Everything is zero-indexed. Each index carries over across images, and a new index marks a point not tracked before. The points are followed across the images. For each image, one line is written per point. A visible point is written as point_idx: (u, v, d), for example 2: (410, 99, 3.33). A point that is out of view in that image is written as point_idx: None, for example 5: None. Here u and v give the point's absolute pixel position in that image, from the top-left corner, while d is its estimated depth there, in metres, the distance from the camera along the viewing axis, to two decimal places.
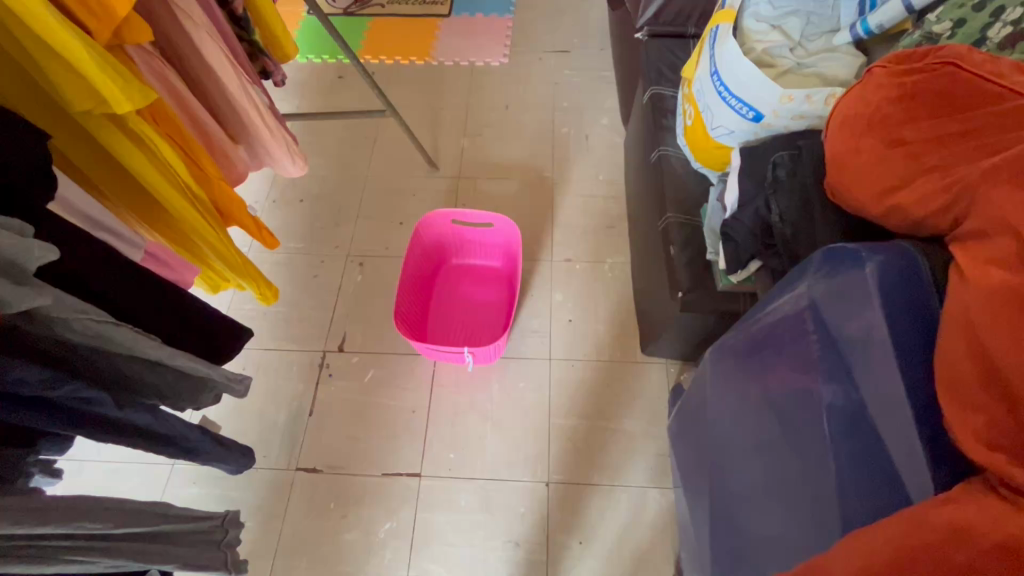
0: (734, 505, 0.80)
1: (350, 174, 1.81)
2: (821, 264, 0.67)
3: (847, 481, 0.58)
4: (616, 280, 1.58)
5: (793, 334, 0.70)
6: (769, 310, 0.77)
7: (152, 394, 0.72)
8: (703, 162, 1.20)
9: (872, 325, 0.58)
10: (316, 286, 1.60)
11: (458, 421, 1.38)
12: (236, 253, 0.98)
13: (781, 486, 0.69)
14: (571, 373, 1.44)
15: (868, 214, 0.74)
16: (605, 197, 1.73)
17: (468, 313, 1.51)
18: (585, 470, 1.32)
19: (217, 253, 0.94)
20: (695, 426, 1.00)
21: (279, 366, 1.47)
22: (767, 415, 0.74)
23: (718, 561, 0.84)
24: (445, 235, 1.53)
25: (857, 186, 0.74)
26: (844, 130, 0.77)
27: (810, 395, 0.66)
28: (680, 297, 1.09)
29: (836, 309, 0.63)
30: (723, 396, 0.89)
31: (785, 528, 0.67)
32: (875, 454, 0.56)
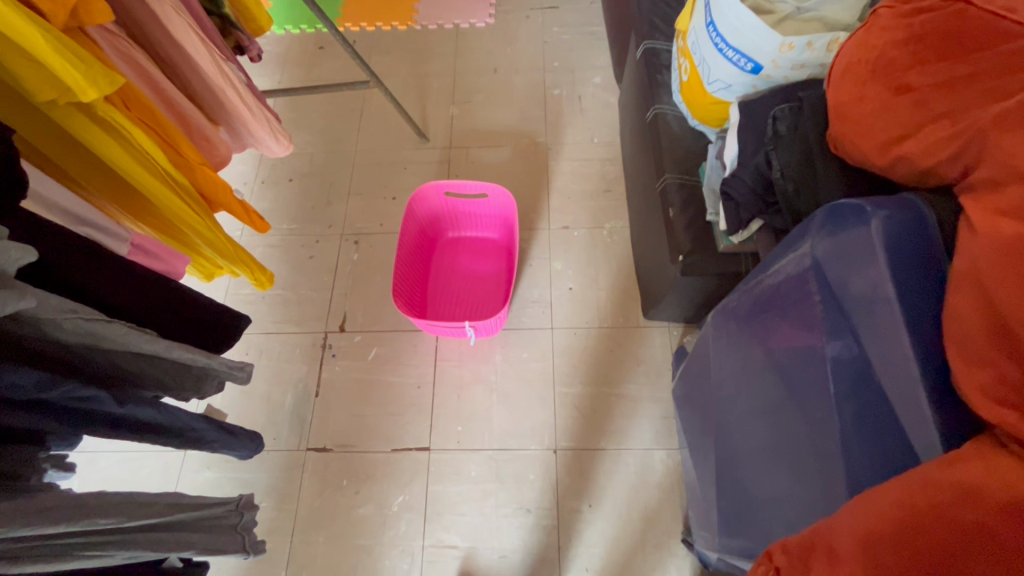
0: (741, 466, 0.80)
1: (338, 150, 1.76)
2: (823, 221, 0.65)
3: (852, 442, 0.58)
4: (616, 246, 1.56)
5: (795, 295, 0.69)
6: (771, 271, 0.76)
7: (153, 384, 0.72)
8: (701, 119, 1.16)
9: (877, 283, 0.56)
10: (313, 267, 1.58)
11: (463, 394, 1.39)
12: (225, 238, 0.96)
13: (787, 448, 0.69)
14: (573, 340, 1.44)
15: (872, 167, 0.72)
16: (601, 161, 1.69)
17: (468, 287, 1.49)
18: (592, 435, 1.34)
19: (207, 241, 0.93)
20: (699, 388, 1.00)
21: (282, 349, 1.48)
22: (771, 378, 0.74)
23: (727, 521, 0.85)
24: (439, 208, 1.50)
25: (862, 138, 0.71)
26: (848, 79, 0.73)
27: (814, 357, 0.65)
28: (681, 261, 1.07)
29: (839, 268, 0.62)
30: (726, 358, 0.88)
31: (791, 488, 0.67)
32: (880, 413, 0.55)
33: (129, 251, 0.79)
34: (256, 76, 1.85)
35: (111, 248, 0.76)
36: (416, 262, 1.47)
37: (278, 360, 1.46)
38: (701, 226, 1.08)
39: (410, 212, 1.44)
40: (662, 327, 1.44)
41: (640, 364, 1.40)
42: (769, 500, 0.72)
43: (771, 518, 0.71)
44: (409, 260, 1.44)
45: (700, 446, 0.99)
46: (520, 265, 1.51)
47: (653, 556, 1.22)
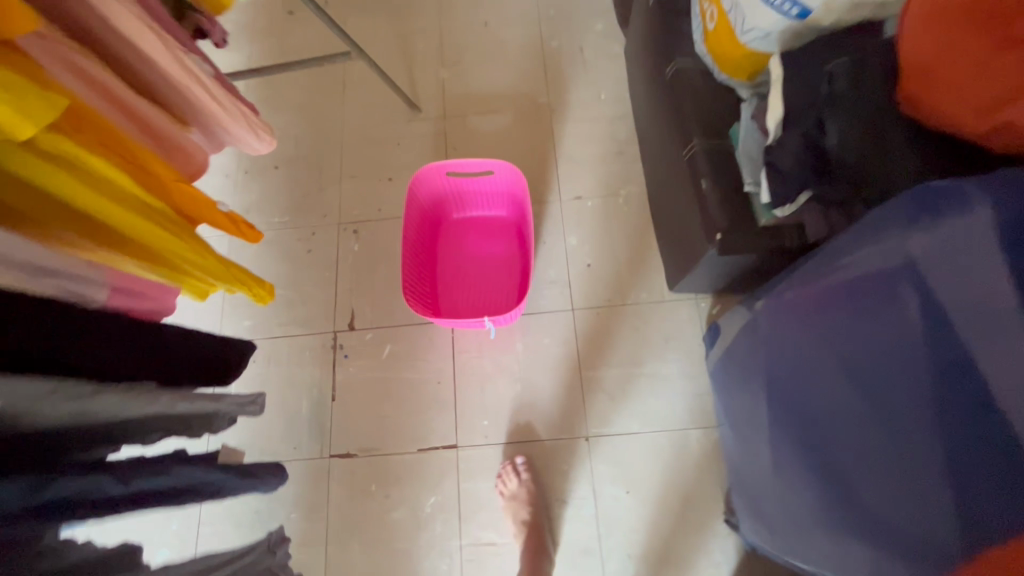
0: (806, 472, 0.74)
1: (324, 129, 1.62)
2: (922, 213, 0.57)
3: (971, 467, 0.52)
4: (634, 214, 1.45)
5: (877, 294, 0.62)
6: (844, 263, 0.68)
7: (159, 429, 0.68)
8: (729, 73, 1.03)
9: (1000, 292, 0.49)
10: (313, 262, 1.49)
11: (486, 386, 1.33)
12: (211, 255, 0.87)
13: (870, 460, 0.63)
14: (596, 321, 1.36)
15: (969, 130, 0.63)
16: (611, 120, 1.55)
17: (481, 274, 1.40)
18: (624, 419, 1.29)
19: (197, 263, 0.84)
20: (742, 372, 0.95)
21: (292, 354, 1.40)
22: (839, 381, 0.67)
23: (794, 523, 0.80)
24: (440, 188, 1.38)
25: (957, 100, 0.61)
26: (930, 30, 0.62)
27: (903, 366, 0.58)
28: (718, 239, 0.97)
29: (948, 270, 0.54)
30: (779, 349, 0.81)
31: (880, 504, 0.62)
32: (1011, 439, 0.49)
33: (109, 296, 0.69)
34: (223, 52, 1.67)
35: (89, 299, 0.65)
36: (420, 249, 1.37)
37: (288, 365, 1.40)
38: (737, 198, 0.97)
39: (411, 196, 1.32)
40: (689, 298, 1.36)
41: (668, 341, 1.33)
42: (837, 505, 0.68)
43: (842, 525, 0.67)
44: (414, 249, 1.34)
45: (744, 431, 0.95)
46: (535, 245, 1.41)
47: (694, 537, 1.20)
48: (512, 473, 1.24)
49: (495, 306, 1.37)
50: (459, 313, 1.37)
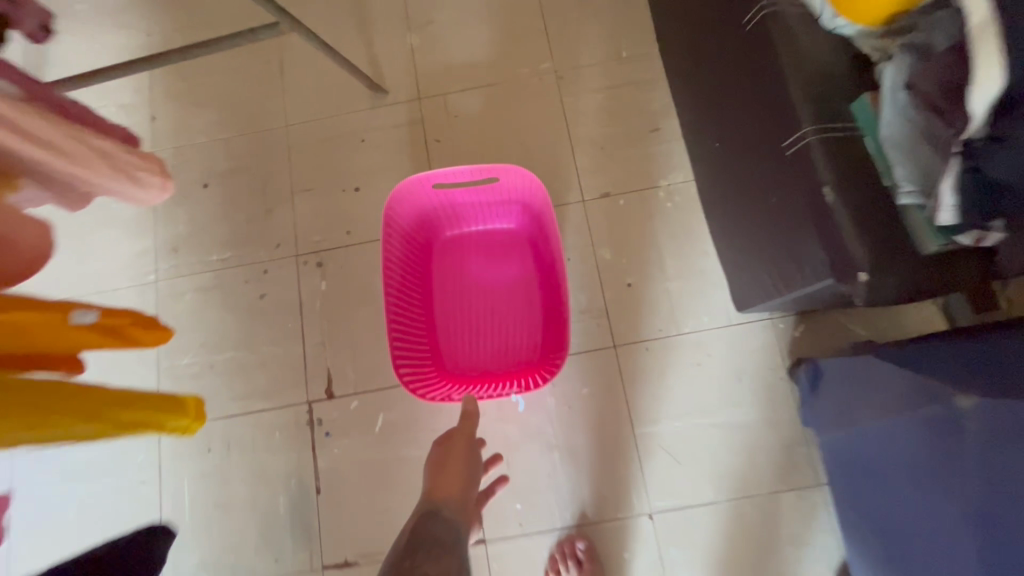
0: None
1: (262, 129, 1.23)
2: None
3: None
4: (680, 212, 1.12)
5: None
6: None
7: None
8: (858, 19, 0.68)
9: None
10: (269, 312, 1.14)
11: (513, 459, 1.04)
12: (88, 390, 0.56)
13: None
14: (646, 360, 1.06)
15: None
16: (638, 87, 1.18)
17: (493, 315, 1.07)
18: (693, 486, 1.01)
19: (75, 414, 0.53)
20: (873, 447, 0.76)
21: (257, 436, 1.09)
22: None
23: None
24: (429, 205, 1.05)
25: None
26: None
27: None
28: (863, 281, 0.64)
29: None
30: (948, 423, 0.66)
31: None
32: None
33: None
34: (114, 32, 1.25)
35: None
36: (409, 290, 1.04)
37: (255, 451, 1.08)
38: (883, 215, 0.65)
39: (388, 220, 0.99)
40: (763, 319, 1.05)
41: (741, 379, 1.03)
42: None
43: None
44: (400, 292, 1.01)
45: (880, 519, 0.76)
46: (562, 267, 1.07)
47: None
48: (570, 561, 0.98)
49: (520, 359, 1.05)
50: (468, 372, 1.04)
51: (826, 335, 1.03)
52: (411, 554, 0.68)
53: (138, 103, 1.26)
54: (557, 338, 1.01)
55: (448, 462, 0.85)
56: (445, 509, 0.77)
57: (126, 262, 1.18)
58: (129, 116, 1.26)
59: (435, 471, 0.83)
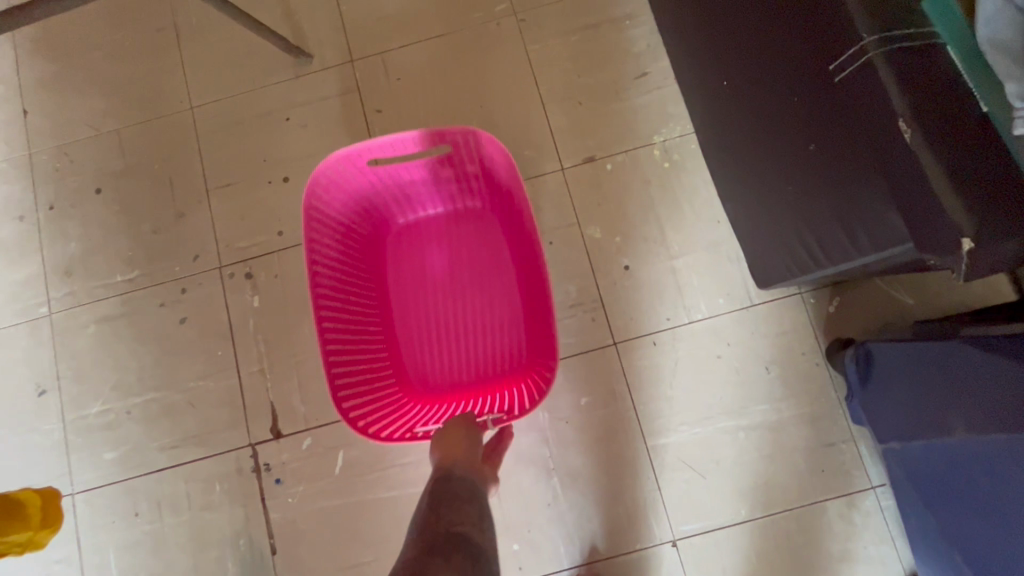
0: None
1: (161, 114, 1.00)
2: None
3: None
4: (680, 173, 0.92)
5: None
6: None
7: None
8: None
9: None
10: (192, 338, 0.93)
11: (505, 489, 0.86)
12: None
13: None
14: (654, 356, 0.88)
15: None
16: (614, 26, 0.97)
17: (467, 317, 0.87)
18: (723, 502, 0.84)
19: None
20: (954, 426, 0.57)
21: (192, 491, 0.89)
22: None
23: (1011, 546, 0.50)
24: (369, 187, 0.84)
25: None
26: None
27: None
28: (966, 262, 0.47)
29: None
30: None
31: None
32: None
33: None
34: None
35: None
36: (355, 298, 0.83)
37: (192, 510, 0.89)
38: (988, 153, 0.46)
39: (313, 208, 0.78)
40: (790, 295, 0.87)
41: (769, 369, 0.86)
42: None
43: None
44: (344, 302, 0.80)
45: (965, 547, 0.58)
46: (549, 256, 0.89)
47: None
48: None
49: (502, 372, 0.85)
50: (440, 394, 0.85)
51: (866, 308, 0.85)
52: (436, 527, 0.54)
53: (3, 95, 1.02)
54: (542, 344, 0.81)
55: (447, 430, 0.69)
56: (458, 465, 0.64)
57: (12, 293, 0.96)
58: None
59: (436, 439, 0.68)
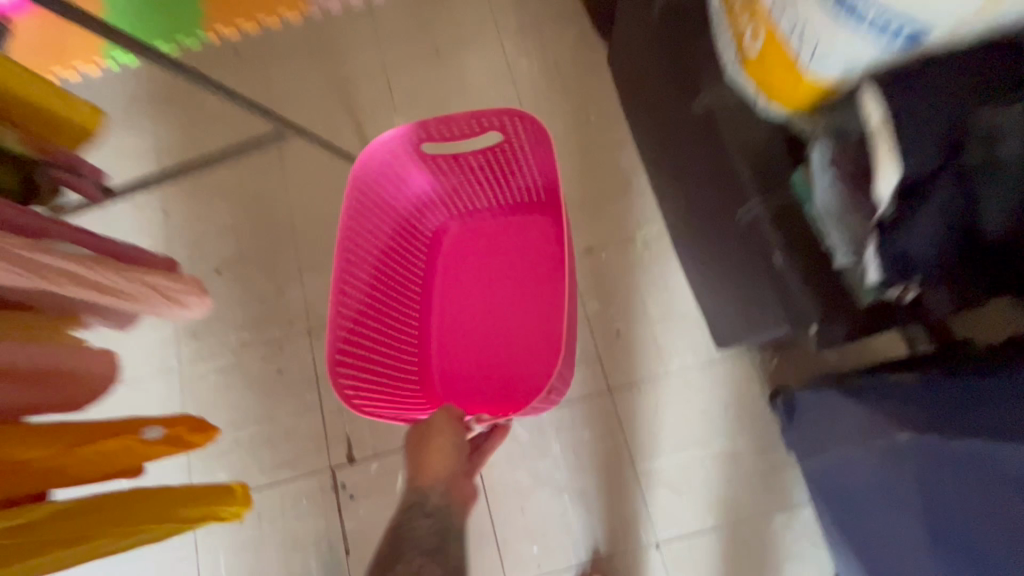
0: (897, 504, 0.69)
1: (268, 214, 1.33)
2: None
3: None
4: (657, 261, 1.23)
5: None
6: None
7: None
8: (783, 104, 0.76)
9: None
10: (288, 384, 1.22)
11: (526, 504, 1.12)
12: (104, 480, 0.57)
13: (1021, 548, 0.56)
14: (639, 399, 1.15)
15: None
16: (608, 150, 1.30)
17: (490, 296, 1.14)
18: (696, 513, 1.09)
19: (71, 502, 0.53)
20: (861, 426, 0.74)
21: (286, 504, 1.16)
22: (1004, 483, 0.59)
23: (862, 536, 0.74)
24: (425, 170, 1.05)
25: None
26: None
27: None
28: (813, 330, 0.79)
29: None
30: (968, 425, 0.64)
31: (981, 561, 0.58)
32: None
33: None
34: (126, 138, 1.36)
35: None
36: (394, 260, 1.08)
37: (285, 519, 1.15)
38: (823, 272, 0.76)
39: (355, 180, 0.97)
40: (744, 353, 1.15)
41: (728, 409, 1.13)
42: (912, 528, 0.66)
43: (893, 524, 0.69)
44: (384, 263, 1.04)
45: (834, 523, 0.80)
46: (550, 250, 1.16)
47: None
48: None
49: (501, 322, 1.13)
50: (454, 348, 1.12)
51: (800, 363, 1.12)
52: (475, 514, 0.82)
53: (149, 200, 1.36)
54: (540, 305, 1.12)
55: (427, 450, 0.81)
56: (431, 497, 0.77)
57: (152, 348, 1.26)
58: (142, 213, 1.35)
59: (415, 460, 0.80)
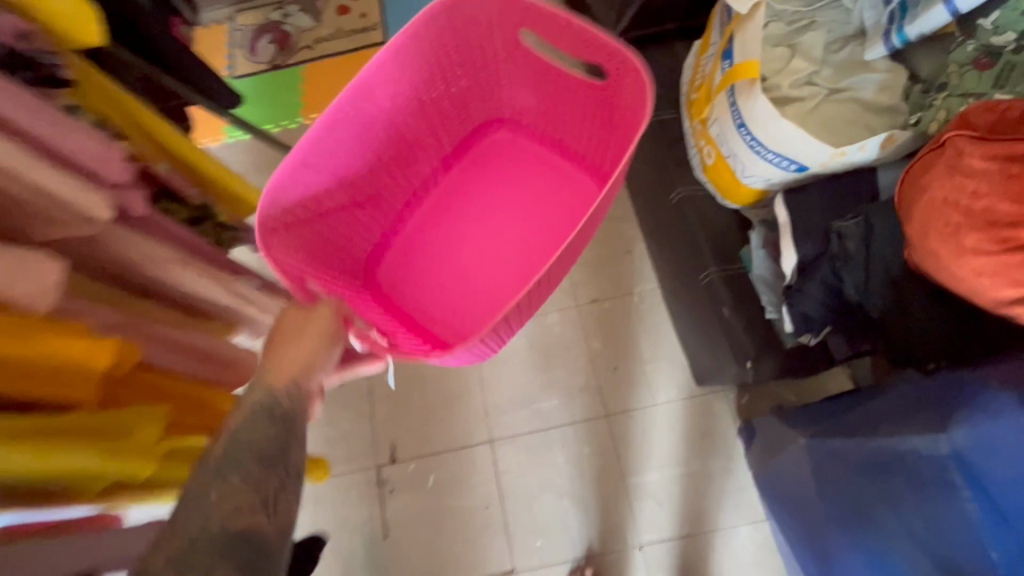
0: (790, 491, 0.90)
1: None
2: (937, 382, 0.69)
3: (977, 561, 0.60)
4: (650, 312, 1.50)
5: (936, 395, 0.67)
6: (882, 397, 0.77)
7: None
8: (734, 200, 1.08)
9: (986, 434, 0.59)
10: (345, 396, 1.48)
11: (534, 505, 1.36)
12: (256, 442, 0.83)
13: (852, 509, 0.75)
14: (631, 424, 1.40)
15: (928, 267, 0.71)
16: (613, 219, 1.60)
17: (478, 224, 1.09)
18: (675, 521, 1.32)
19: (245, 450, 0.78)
20: (777, 435, 0.95)
21: (337, 494, 1.40)
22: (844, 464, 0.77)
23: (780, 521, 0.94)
24: (502, 57, 0.99)
25: (934, 236, 0.67)
26: (920, 199, 0.69)
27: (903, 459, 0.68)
28: (750, 365, 1.02)
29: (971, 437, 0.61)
30: (841, 428, 0.80)
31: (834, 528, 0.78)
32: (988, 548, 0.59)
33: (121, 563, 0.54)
34: None
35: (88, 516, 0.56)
36: (421, 131, 1.02)
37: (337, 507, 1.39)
38: (760, 323, 1.02)
39: (444, 23, 0.86)
40: (719, 392, 1.40)
41: (705, 437, 1.37)
42: (801, 512, 0.87)
43: (794, 511, 0.89)
44: (410, 126, 0.99)
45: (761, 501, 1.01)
46: (551, 198, 1.10)
47: None
48: None
49: (467, 246, 1.08)
50: (414, 241, 1.08)
51: (764, 401, 1.37)
52: None
53: None
54: (510, 252, 1.07)
55: (285, 348, 0.65)
56: (278, 401, 0.58)
57: None
58: None
59: (271, 353, 0.64)
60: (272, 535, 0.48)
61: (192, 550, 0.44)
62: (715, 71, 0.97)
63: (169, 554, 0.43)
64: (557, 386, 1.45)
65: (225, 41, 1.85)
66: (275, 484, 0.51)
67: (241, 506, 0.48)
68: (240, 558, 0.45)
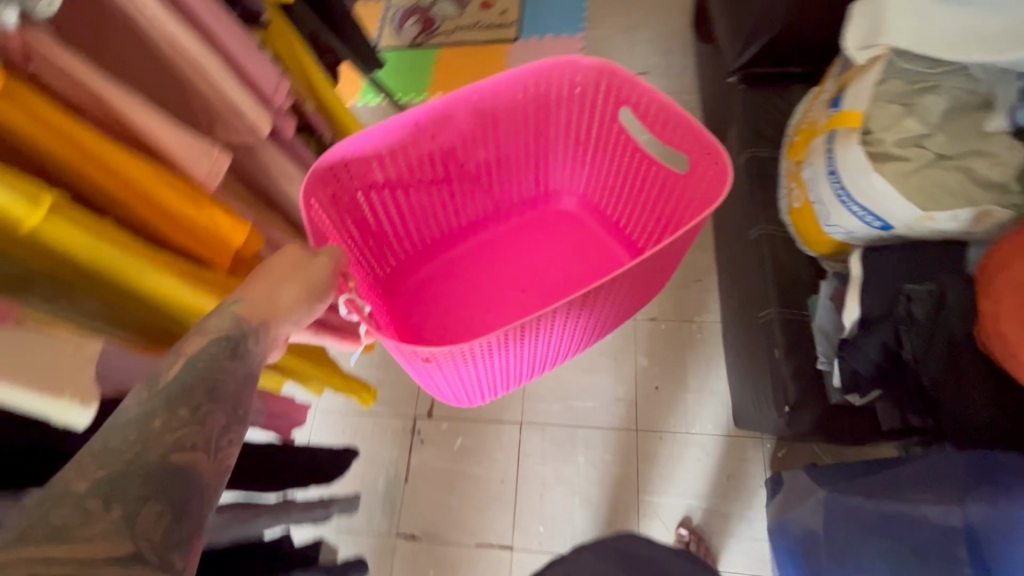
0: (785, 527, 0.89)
1: None
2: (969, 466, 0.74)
3: None
4: (705, 343, 1.50)
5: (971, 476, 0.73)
6: (911, 463, 0.81)
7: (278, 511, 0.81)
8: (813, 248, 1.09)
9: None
10: None
11: (545, 493, 1.41)
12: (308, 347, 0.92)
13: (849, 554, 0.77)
14: (658, 446, 1.41)
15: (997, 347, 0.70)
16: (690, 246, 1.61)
17: (502, 263, 1.14)
18: None
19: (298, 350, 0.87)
20: (799, 489, 0.91)
21: (375, 431, 1.54)
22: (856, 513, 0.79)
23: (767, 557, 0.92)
24: (592, 132, 1.01)
25: (1006, 320, 0.68)
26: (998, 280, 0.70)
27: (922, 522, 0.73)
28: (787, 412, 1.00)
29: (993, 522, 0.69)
30: (863, 487, 0.82)
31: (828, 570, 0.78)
32: None
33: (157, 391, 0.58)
34: None
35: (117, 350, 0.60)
36: (492, 167, 1.05)
37: (371, 442, 1.53)
38: (810, 373, 1.01)
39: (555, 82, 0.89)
40: (756, 439, 1.38)
41: (729, 479, 1.35)
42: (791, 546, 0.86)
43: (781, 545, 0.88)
44: (485, 159, 1.02)
45: None
46: (577, 264, 1.14)
47: None
48: None
49: (486, 276, 1.13)
50: (440, 252, 1.13)
51: (801, 458, 1.33)
52: None
53: None
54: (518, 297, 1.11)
55: (263, 281, 0.56)
56: (239, 342, 0.50)
57: None
58: None
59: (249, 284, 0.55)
60: (208, 476, 0.41)
61: (124, 475, 0.37)
62: (821, 116, 0.99)
63: (97, 478, 0.36)
64: (596, 391, 1.49)
65: (380, 15, 2.08)
66: (220, 425, 0.44)
67: (186, 441, 0.40)
68: (172, 495, 0.38)
